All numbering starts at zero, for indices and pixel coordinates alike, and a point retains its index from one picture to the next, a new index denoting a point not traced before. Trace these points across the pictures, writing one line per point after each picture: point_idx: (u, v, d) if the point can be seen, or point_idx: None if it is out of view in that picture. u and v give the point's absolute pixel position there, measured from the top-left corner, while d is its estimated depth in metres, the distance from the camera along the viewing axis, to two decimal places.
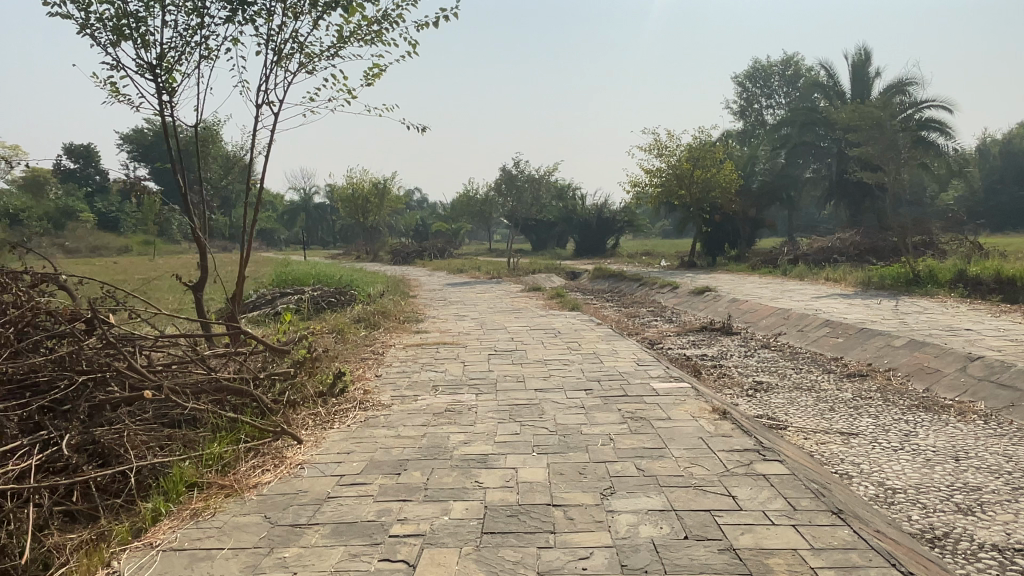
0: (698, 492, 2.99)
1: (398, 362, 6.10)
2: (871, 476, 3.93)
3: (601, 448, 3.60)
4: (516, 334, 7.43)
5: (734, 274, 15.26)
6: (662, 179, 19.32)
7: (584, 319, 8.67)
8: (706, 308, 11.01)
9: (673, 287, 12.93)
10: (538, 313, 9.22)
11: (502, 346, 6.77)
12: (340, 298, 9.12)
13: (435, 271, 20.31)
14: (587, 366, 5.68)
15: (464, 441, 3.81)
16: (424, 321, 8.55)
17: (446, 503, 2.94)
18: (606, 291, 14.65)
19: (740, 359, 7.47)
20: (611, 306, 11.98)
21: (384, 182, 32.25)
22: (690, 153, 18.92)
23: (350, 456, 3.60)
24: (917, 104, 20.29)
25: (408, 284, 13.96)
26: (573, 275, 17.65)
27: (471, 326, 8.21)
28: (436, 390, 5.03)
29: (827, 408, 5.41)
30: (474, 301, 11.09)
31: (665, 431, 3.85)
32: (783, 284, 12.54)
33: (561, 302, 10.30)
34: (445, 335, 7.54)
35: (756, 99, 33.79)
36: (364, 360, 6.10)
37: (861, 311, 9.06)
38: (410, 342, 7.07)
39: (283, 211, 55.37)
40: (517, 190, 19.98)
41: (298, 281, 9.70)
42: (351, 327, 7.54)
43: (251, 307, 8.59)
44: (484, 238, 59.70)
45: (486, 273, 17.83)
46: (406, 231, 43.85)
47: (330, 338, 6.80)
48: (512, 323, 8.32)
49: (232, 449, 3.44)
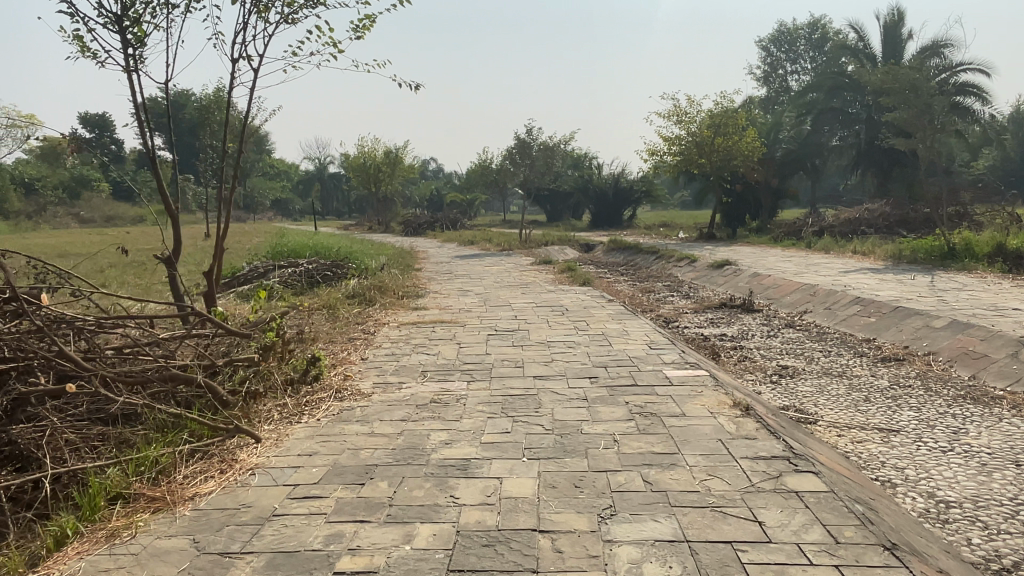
0: (717, 515, 2.46)
1: (388, 343, 5.60)
2: (919, 485, 3.39)
3: (603, 452, 3.06)
4: (520, 312, 6.90)
5: (755, 246, 14.56)
6: (681, 147, 18.54)
7: (595, 295, 8.11)
8: (725, 282, 10.37)
9: (690, 261, 12.30)
10: (546, 288, 8.66)
11: (502, 325, 6.24)
12: (337, 271, 8.64)
13: (446, 242, 19.82)
14: (594, 349, 5.14)
15: (445, 441, 3.30)
16: (423, 297, 8.03)
17: (410, 527, 2.43)
18: (620, 264, 14.03)
19: (762, 339, 6.89)
20: (625, 280, 11.37)
21: (396, 150, 31.65)
22: (711, 119, 18.08)
23: (311, 459, 3.11)
24: (952, 67, 19.20)
25: (413, 256, 13.46)
26: (587, 247, 17.02)
27: (473, 302, 7.69)
28: (424, 377, 4.52)
29: (861, 398, 4.84)
30: (480, 274, 10.56)
31: (679, 431, 3.31)
32: (809, 257, 11.84)
33: (571, 276, 9.73)
34: (443, 312, 7.02)
35: (780, 64, 32.54)
36: (352, 341, 5.60)
37: (895, 287, 8.40)
38: (404, 320, 6.56)
39: (297, 181, 54.94)
40: (530, 160, 19.27)
41: (293, 253, 9.20)
42: (344, 304, 7.05)
43: (241, 281, 8.11)
44: (499, 208, 58.98)
45: (497, 244, 17.26)
46: (420, 201, 43.27)
47: (317, 317, 6.31)
48: (517, 299, 7.77)
49: (172, 451, 2.96)
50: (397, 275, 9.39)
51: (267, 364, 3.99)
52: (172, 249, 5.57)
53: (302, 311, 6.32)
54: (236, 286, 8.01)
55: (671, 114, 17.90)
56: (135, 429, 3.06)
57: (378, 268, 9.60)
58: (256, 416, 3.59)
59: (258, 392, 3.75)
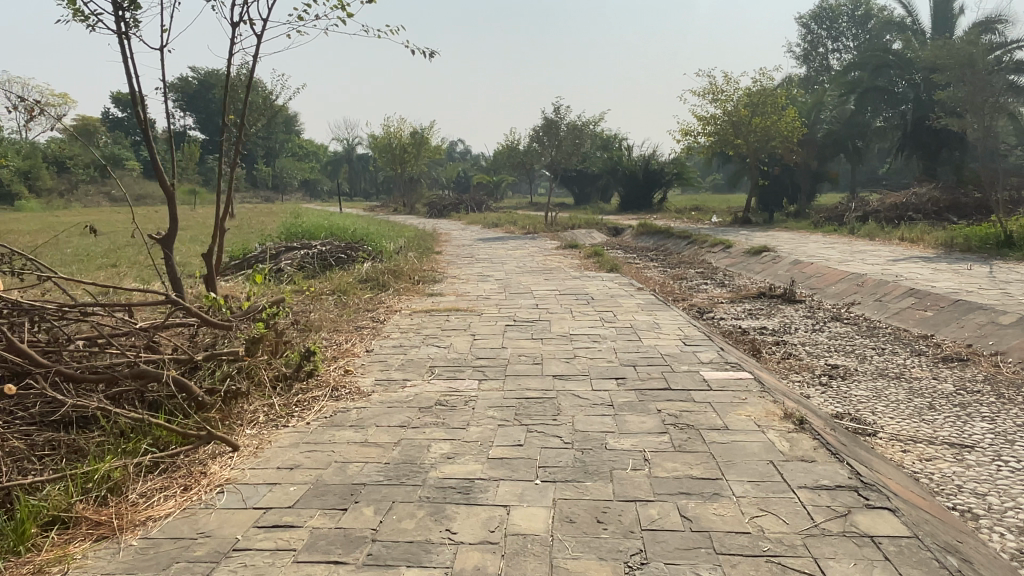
0: (774, 568, 1.97)
1: (397, 333, 5.16)
2: (1006, 517, 2.85)
3: (631, 475, 2.58)
4: (542, 301, 6.40)
5: (794, 232, 13.85)
6: (716, 127, 17.79)
7: (623, 282, 7.58)
8: (763, 270, 9.76)
9: (725, 246, 11.66)
10: (571, 275, 8.15)
11: (522, 315, 5.75)
12: (353, 253, 8.21)
13: (471, 224, 19.36)
14: (621, 344, 4.64)
15: (447, 455, 2.84)
16: (441, 282, 7.58)
17: (393, 572, 1.99)
18: (650, 249, 13.45)
19: (806, 334, 6.32)
20: (655, 267, 10.81)
21: (422, 130, 31.18)
22: (749, 98, 17.24)
23: (291, 475, 2.67)
24: (1009, 43, 18.02)
25: (435, 239, 13.02)
26: (615, 231, 16.43)
27: (493, 289, 7.21)
28: (432, 373, 4.06)
29: (925, 406, 4.27)
30: (503, 258, 10.08)
31: (721, 450, 2.81)
32: (852, 244, 11.12)
33: (598, 262, 9.20)
34: (459, 299, 6.56)
35: (821, 42, 31.25)
36: (358, 331, 5.17)
37: (950, 278, 7.72)
38: (418, 308, 6.11)
39: (325, 161, 54.81)
40: (557, 139, 18.65)
41: (308, 233, 8.80)
42: (354, 289, 6.64)
43: (252, 263, 7.76)
44: (527, 190, 58.31)
45: (522, 227, 16.73)
46: (447, 182, 42.76)
47: (324, 304, 5.91)
48: (540, 286, 7.28)
49: (130, 464, 2.56)
50: (414, 258, 8.95)
51: (255, 358, 3.57)
52: (168, 230, 5.17)
53: (308, 300, 5.93)
54: (246, 268, 7.65)
55: (706, 92, 17.14)
56: (92, 436, 2.67)
57: (395, 252, 9.17)
58: (237, 419, 3.18)
59: (241, 390, 3.33)
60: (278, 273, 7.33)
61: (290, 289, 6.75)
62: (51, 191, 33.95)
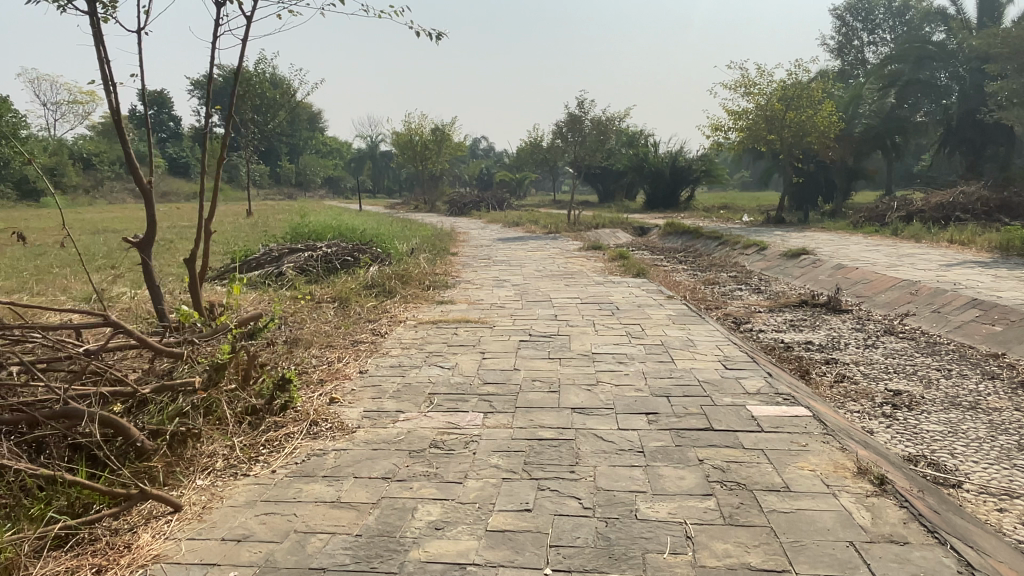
0: None
1: (397, 350, 4.57)
2: None
3: (669, 565, 1.97)
4: (561, 311, 5.79)
5: (833, 233, 13.05)
6: (749, 121, 17.00)
7: (650, 289, 6.94)
8: (803, 275, 9.05)
9: (760, 248, 10.96)
10: (594, 280, 7.53)
11: (538, 328, 5.15)
12: (360, 256, 7.64)
13: (492, 223, 18.78)
14: (652, 368, 4.02)
15: (435, 525, 2.25)
16: (453, 288, 7.01)
17: None
18: (678, 250, 12.77)
19: (859, 351, 5.64)
20: (685, 270, 10.15)
21: (443, 127, 30.69)
22: (783, 91, 16.39)
23: (235, 553, 2.11)
24: None
25: (452, 239, 12.48)
26: (641, 231, 15.75)
27: (508, 295, 6.61)
28: (430, 403, 3.47)
29: (1015, 448, 3.59)
30: (522, 261, 9.49)
31: (786, 526, 2.19)
32: (898, 247, 10.33)
33: (624, 265, 8.56)
34: (470, 309, 5.98)
35: (856, 35, 30.08)
36: (354, 347, 4.60)
37: (1016, 287, 6.95)
38: (424, 319, 5.52)
39: (349, 158, 54.63)
40: (582, 136, 17.98)
41: (314, 234, 8.28)
42: (355, 297, 6.07)
43: (252, 265, 7.27)
44: (550, 188, 57.57)
45: (544, 226, 16.14)
46: (470, 180, 42.22)
47: (322, 317, 5.36)
48: (559, 294, 6.67)
49: (30, 541, 2.01)
50: (426, 261, 8.39)
51: (218, 389, 3.02)
52: (146, 233, 4.65)
53: (303, 314, 5.40)
54: (246, 271, 7.14)
55: (738, 85, 16.36)
56: None
57: (407, 254, 8.62)
58: (187, 468, 2.64)
59: (195, 431, 2.78)
60: (277, 279, 6.81)
61: (289, 297, 6.22)
62: (77, 187, 34.23)
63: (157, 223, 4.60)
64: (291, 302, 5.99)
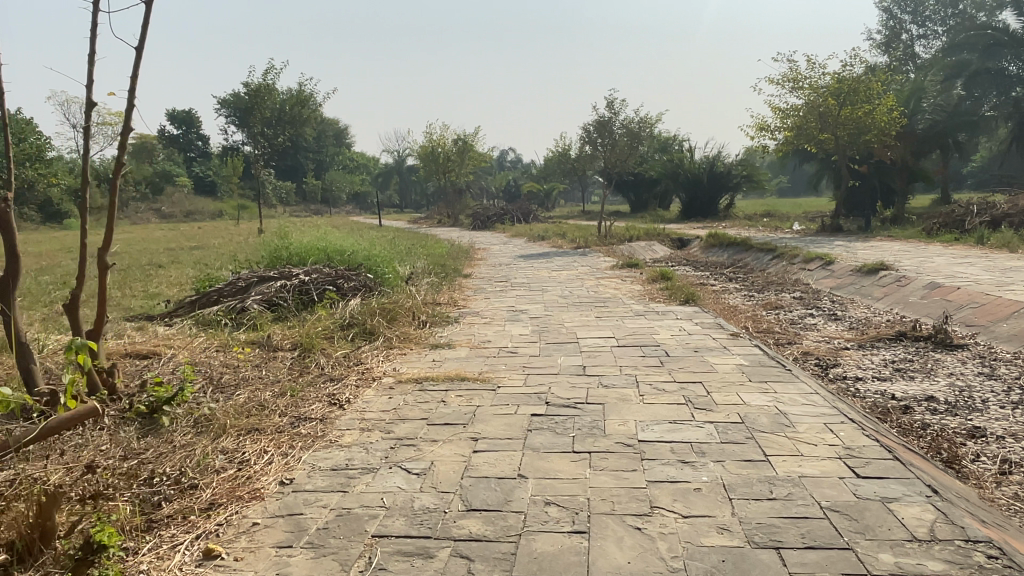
0: None
1: (351, 433, 3.14)
2: None
3: None
4: (590, 360, 4.31)
5: (905, 242, 11.36)
6: (796, 119, 15.39)
7: (705, 323, 5.43)
8: (887, 297, 7.48)
9: (825, 264, 9.38)
10: (632, 310, 6.03)
11: (560, 391, 3.69)
12: (345, 284, 6.26)
13: (516, 237, 17.41)
14: (737, 478, 2.51)
15: None
16: (456, 325, 5.60)
17: None
18: (725, 265, 11.22)
19: (1009, 413, 4.02)
20: (738, 291, 8.61)
21: (466, 138, 29.47)
22: (837, 85, 14.76)
23: None
24: None
25: (468, 258, 11.07)
26: (680, 243, 14.16)
27: (523, 335, 5.14)
28: (365, 563, 2.03)
29: None
30: (547, 283, 8.06)
31: None
32: (995, 260, 8.63)
33: (668, 287, 7.06)
34: (472, 356, 4.54)
35: (904, 28, 28.16)
36: (291, 430, 3.16)
37: None
38: (406, 375, 4.07)
39: (376, 173, 53.79)
40: (611, 142, 16.41)
41: (295, 256, 6.95)
42: (324, 343, 4.68)
43: (209, 299, 5.93)
44: (580, 199, 56.02)
45: (571, 240, 14.67)
46: (496, 192, 40.78)
47: (269, 379, 3.97)
48: (588, 331, 5.19)
49: None
50: (429, 288, 7.01)
51: None
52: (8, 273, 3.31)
53: (243, 377, 4.02)
54: (204, 307, 5.82)
55: (785, 79, 14.78)
56: None
57: (407, 280, 7.21)
58: None
59: None
60: (237, 316, 5.46)
61: (242, 343, 4.86)
62: (103, 209, 34.18)
63: (20, 256, 3.26)
64: (243, 351, 4.65)
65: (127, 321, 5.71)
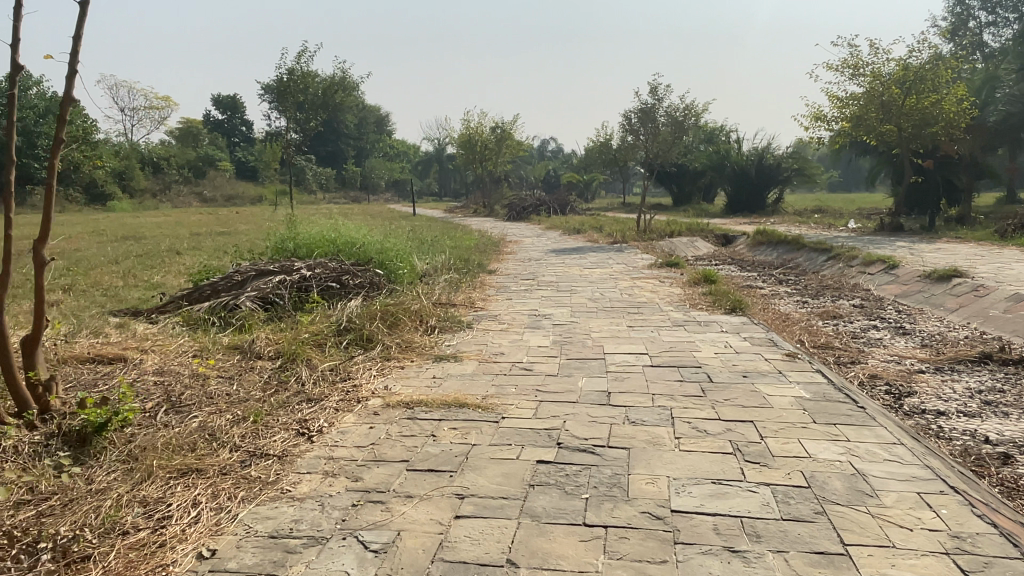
0: None
1: (309, 481, 2.52)
2: None
3: None
4: (617, 383, 3.61)
5: (977, 246, 10.31)
6: (855, 108, 14.31)
7: (755, 338, 4.67)
8: (964, 308, 6.57)
9: (888, 268, 8.46)
10: (669, 319, 5.30)
11: (577, 427, 3.00)
12: (349, 281, 5.66)
13: (550, 229, 16.67)
14: None
15: None
16: (467, 332, 4.95)
17: None
18: (775, 265, 10.36)
19: None
20: (790, 297, 7.76)
21: (505, 126, 28.73)
22: (903, 72, 13.63)
23: None
24: None
25: (497, 252, 10.42)
26: (725, 240, 13.28)
27: (541, 347, 4.46)
28: None
29: None
30: (577, 282, 7.35)
31: None
32: None
33: (712, 292, 6.29)
34: (479, 373, 3.88)
35: (971, 15, 26.42)
36: (237, 474, 2.56)
37: None
38: (395, 398, 3.43)
39: (415, 161, 53.48)
40: (654, 131, 15.55)
41: (301, 247, 6.39)
42: (312, 350, 4.08)
43: (201, 294, 5.39)
44: (621, 191, 54.85)
45: (608, 234, 13.90)
46: (535, 182, 40.00)
47: (236, 399, 3.37)
48: (618, 344, 4.48)
49: None
50: (445, 287, 6.38)
51: None
52: None
53: (207, 393, 3.44)
54: (194, 303, 5.29)
55: (844, 65, 13.72)
56: None
57: (422, 277, 6.59)
58: None
59: None
60: (225, 315, 4.91)
61: (223, 348, 4.30)
62: (146, 192, 34.56)
63: None
64: (219, 358, 4.09)
65: (112, 316, 5.21)
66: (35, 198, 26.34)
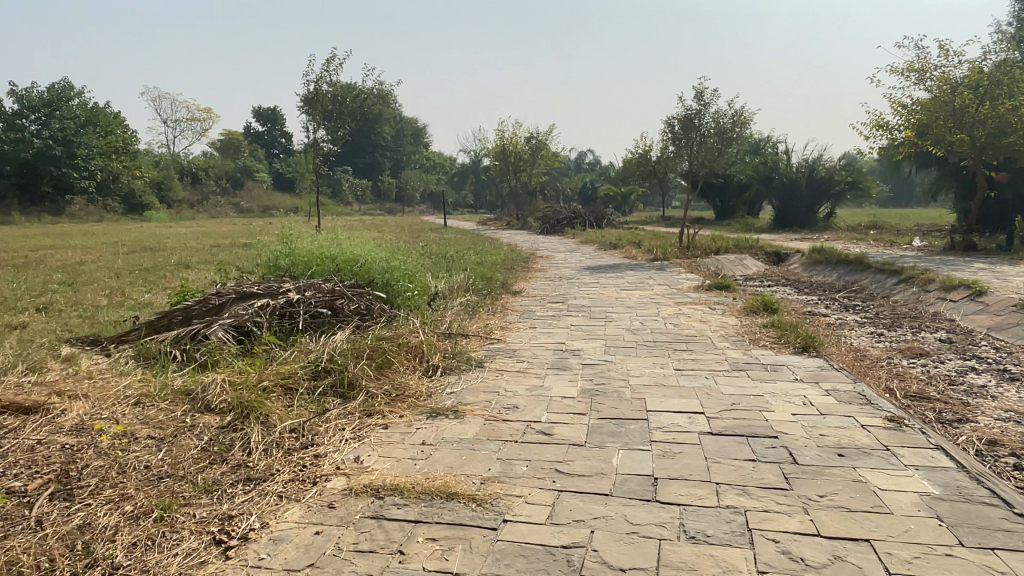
0: None
1: None
2: None
3: None
4: (667, 463, 2.64)
5: None
6: (922, 115, 13.06)
7: (841, 392, 3.65)
8: None
9: (976, 296, 7.29)
10: (726, 360, 4.30)
11: (613, 542, 2.05)
12: (343, 307, 4.84)
13: (585, 244, 15.72)
14: None
15: None
16: (476, 375, 4.04)
17: None
18: (836, 287, 9.25)
19: None
20: (862, 328, 6.66)
21: (540, 137, 27.88)
22: (977, 75, 12.36)
23: None
24: None
25: (524, 269, 9.51)
26: (776, 257, 12.16)
27: (566, 400, 3.52)
28: None
29: None
30: (613, 308, 6.38)
31: None
32: None
33: (775, 324, 5.25)
34: (481, 440, 2.96)
35: None
36: None
37: None
38: (363, 479, 2.54)
39: (451, 173, 52.99)
40: (697, 140, 14.52)
41: (295, 266, 5.57)
42: (274, 398, 3.22)
43: (168, 319, 4.59)
44: (659, 205, 53.62)
45: (647, 250, 12.90)
46: (572, 195, 39.08)
47: (152, 476, 2.52)
48: (665, 399, 3.51)
49: None
50: (458, 314, 5.48)
51: None
52: None
53: (119, 467, 2.59)
54: (160, 331, 4.50)
55: (909, 68, 12.50)
56: None
57: (432, 302, 5.72)
58: None
59: None
60: (189, 347, 4.09)
61: (169, 394, 3.46)
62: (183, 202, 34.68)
63: None
64: (159, 410, 3.25)
65: (64, 346, 4.44)
66: (74, 208, 26.40)
